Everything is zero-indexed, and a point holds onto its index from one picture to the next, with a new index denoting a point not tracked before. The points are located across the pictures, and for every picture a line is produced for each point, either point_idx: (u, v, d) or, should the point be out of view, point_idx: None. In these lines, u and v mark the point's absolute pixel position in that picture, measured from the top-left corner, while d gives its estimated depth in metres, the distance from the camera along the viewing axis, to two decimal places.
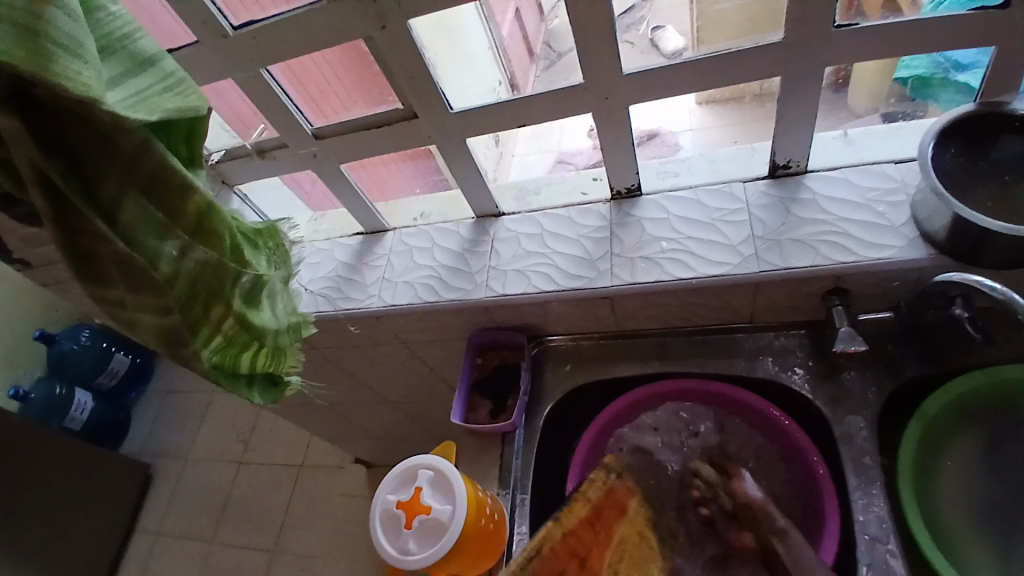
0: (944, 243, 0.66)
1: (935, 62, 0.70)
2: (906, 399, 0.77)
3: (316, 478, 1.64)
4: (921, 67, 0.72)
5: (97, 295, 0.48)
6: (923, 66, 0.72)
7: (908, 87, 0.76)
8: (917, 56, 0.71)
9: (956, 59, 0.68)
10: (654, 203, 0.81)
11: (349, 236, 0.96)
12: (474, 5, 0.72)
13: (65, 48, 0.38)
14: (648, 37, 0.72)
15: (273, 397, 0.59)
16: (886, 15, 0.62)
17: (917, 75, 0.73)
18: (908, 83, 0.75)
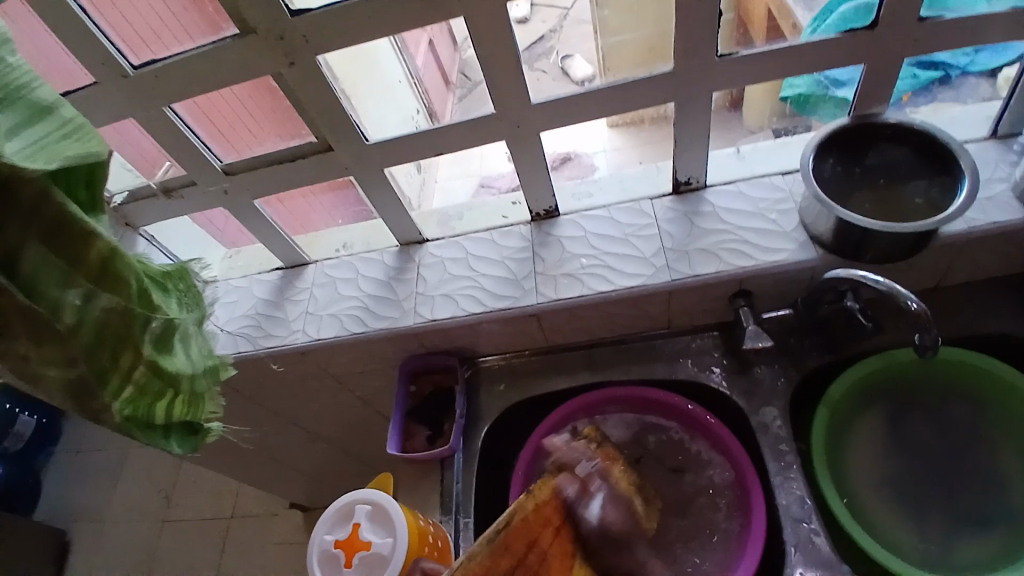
0: (830, 242, 0.73)
1: (815, 80, 0.77)
2: (812, 387, 0.84)
3: (248, 528, 1.56)
4: (802, 86, 0.78)
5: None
6: (805, 85, 0.78)
7: (790, 105, 0.82)
8: (799, 76, 0.77)
9: (834, 76, 0.76)
10: (572, 222, 0.85)
11: (268, 271, 0.94)
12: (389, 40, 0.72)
13: None
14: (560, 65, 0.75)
15: (192, 445, 0.57)
16: (771, 41, 0.69)
17: (799, 93, 0.79)
18: (790, 101, 0.81)
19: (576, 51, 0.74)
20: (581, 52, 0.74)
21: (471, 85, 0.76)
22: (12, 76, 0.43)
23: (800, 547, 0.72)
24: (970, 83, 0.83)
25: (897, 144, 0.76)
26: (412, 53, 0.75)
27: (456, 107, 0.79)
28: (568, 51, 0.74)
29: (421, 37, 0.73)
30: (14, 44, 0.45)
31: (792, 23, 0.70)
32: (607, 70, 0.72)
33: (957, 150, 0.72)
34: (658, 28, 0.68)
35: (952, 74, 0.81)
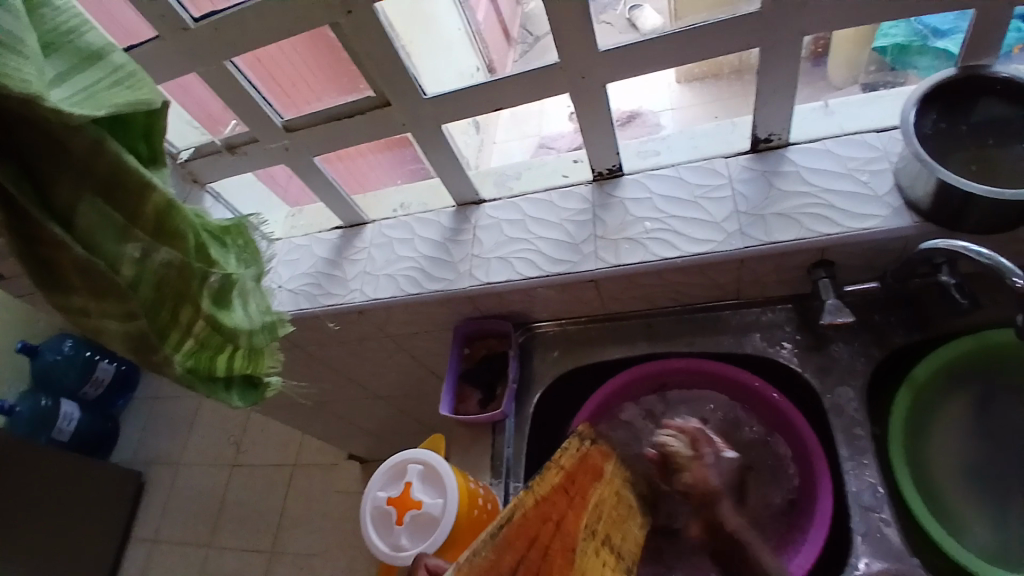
0: (927, 210, 0.66)
1: (913, 29, 0.72)
2: (895, 367, 0.77)
3: (311, 476, 1.63)
4: (899, 35, 0.73)
5: (62, 305, 0.46)
6: (902, 35, 0.73)
7: (887, 56, 0.77)
8: (894, 25, 0.72)
9: (935, 25, 0.70)
10: (636, 183, 0.80)
11: (327, 230, 0.95)
12: None
13: (4, 45, 0.37)
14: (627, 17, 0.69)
15: (254, 399, 0.58)
16: None
17: (896, 43, 0.75)
18: (887, 51, 0.76)
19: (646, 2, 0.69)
20: (651, 1, 0.69)
21: (534, 39, 0.74)
22: (62, 23, 0.43)
23: (870, 538, 0.67)
24: None
25: (1005, 101, 0.66)
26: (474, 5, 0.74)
27: (517, 62, 0.73)
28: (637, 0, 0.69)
29: None
30: None
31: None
32: (678, 17, 0.66)
33: None
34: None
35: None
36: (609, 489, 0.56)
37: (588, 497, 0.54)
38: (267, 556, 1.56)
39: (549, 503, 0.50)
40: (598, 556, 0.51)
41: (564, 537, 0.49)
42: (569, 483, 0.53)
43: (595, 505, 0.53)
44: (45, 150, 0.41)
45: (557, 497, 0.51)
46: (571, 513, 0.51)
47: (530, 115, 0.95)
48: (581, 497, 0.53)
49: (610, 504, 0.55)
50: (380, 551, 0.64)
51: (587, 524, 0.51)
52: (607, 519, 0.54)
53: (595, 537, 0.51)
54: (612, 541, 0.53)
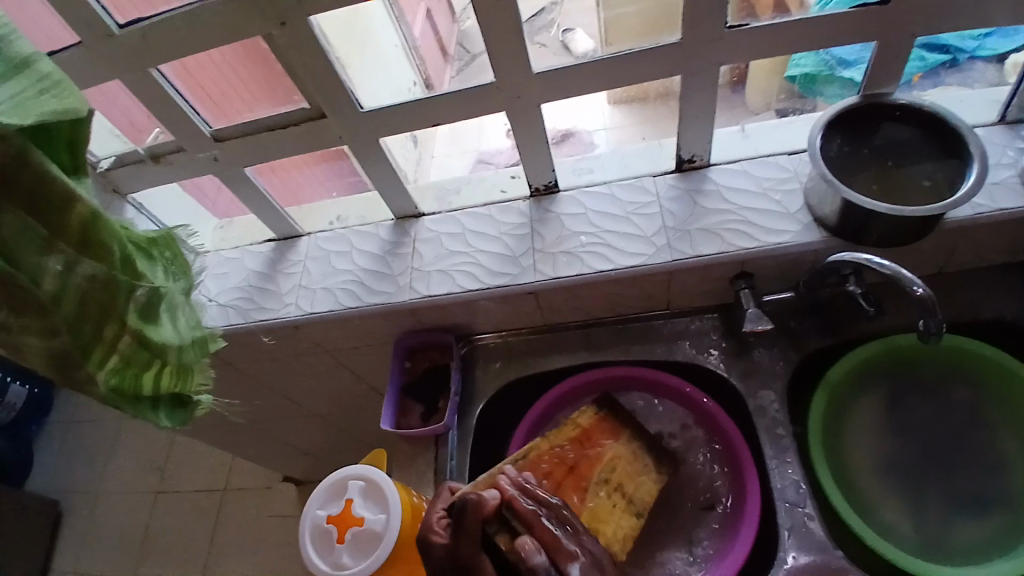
0: (834, 225, 0.72)
1: (821, 60, 0.75)
2: (811, 371, 0.83)
3: (243, 501, 1.56)
4: (808, 65, 0.76)
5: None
6: (812, 65, 0.76)
7: (796, 85, 0.80)
8: (805, 55, 0.75)
9: (842, 56, 0.74)
10: (571, 198, 0.83)
11: (260, 243, 0.92)
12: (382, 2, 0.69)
13: None
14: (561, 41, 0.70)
15: (182, 419, 0.55)
16: (775, 15, 0.67)
17: (805, 73, 0.77)
18: (796, 80, 0.78)
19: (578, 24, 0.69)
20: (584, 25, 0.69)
21: (469, 56, 0.73)
22: None
23: (795, 531, 0.71)
24: (980, 67, 0.81)
25: (904, 123, 0.74)
26: (409, 21, 0.73)
27: (453, 78, 0.74)
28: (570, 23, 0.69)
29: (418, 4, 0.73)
30: None
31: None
32: (609, 44, 0.69)
33: (965, 134, 0.70)
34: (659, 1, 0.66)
35: (960, 58, 0.81)
36: (623, 449, 0.76)
37: (603, 453, 0.75)
38: None
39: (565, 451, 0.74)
40: (608, 498, 0.72)
41: (577, 479, 0.72)
42: (587, 440, 0.75)
43: (601, 468, 0.73)
44: None
45: (566, 447, 0.74)
46: (586, 463, 0.73)
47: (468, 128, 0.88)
48: (595, 452, 0.75)
49: (626, 460, 0.75)
50: (320, 571, 0.63)
51: (601, 472, 0.73)
52: (620, 471, 0.74)
53: (607, 485, 0.73)
54: (623, 489, 0.73)
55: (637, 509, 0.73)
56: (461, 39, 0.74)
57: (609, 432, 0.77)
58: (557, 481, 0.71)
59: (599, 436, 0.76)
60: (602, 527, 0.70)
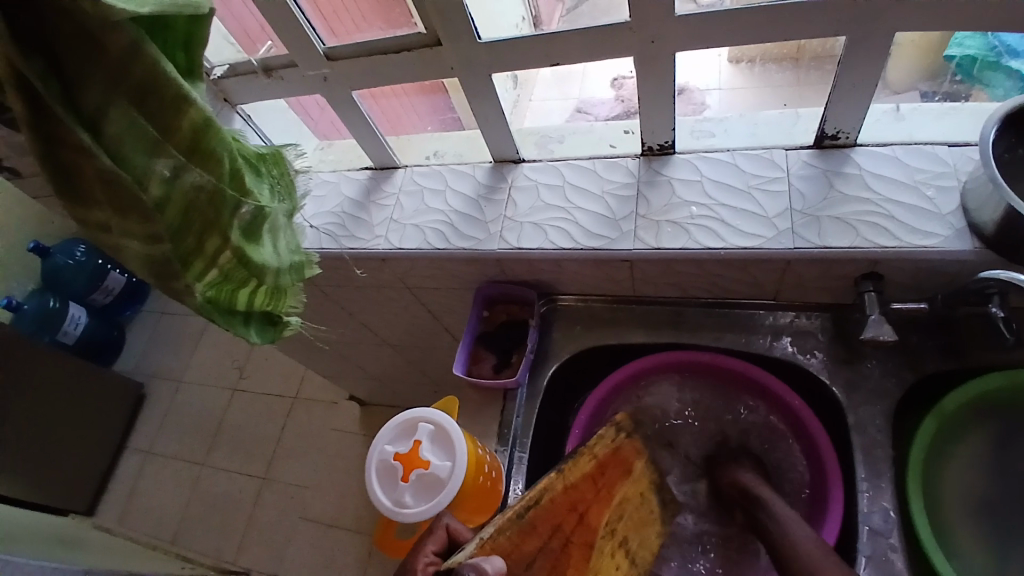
0: (992, 237, 0.62)
1: (988, 44, 0.65)
2: (925, 392, 0.74)
3: (308, 411, 1.65)
4: (972, 47, 0.66)
5: (79, 217, 0.43)
6: (975, 47, 0.65)
7: (956, 67, 0.69)
8: (972, 35, 0.64)
9: (1012, 43, 0.64)
10: (687, 164, 0.76)
11: (357, 170, 0.91)
12: None
13: None
14: None
15: (271, 336, 0.56)
16: None
17: (968, 56, 0.67)
18: (959, 62, 0.68)
19: None
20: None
21: None
22: None
23: (875, 560, 0.66)
24: None
25: None
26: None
27: (565, 16, 0.66)
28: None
29: None
30: None
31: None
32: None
33: None
34: None
35: None
36: (634, 486, 0.66)
37: (614, 493, 0.65)
38: (258, 482, 1.58)
39: (575, 494, 0.64)
40: (612, 556, 0.62)
41: (584, 530, 0.63)
42: (598, 475, 0.65)
43: (608, 517, 0.64)
44: (77, 49, 0.37)
45: (582, 485, 0.64)
46: (594, 507, 0.64)
47: (571, 75, 0.80)
48: (606, 490, 0.65)
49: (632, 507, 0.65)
50: (381, 504, 0.63)
51: (606, 523, 0.63)
52: (630, 518, 0.64)
53: (613, 536, 0.63)
54: (628, 541, 0.64)
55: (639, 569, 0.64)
56: None
57: (625, 463, 0.67)
58: (587, 501, 0.64)
59: (615, 469, 0.66)
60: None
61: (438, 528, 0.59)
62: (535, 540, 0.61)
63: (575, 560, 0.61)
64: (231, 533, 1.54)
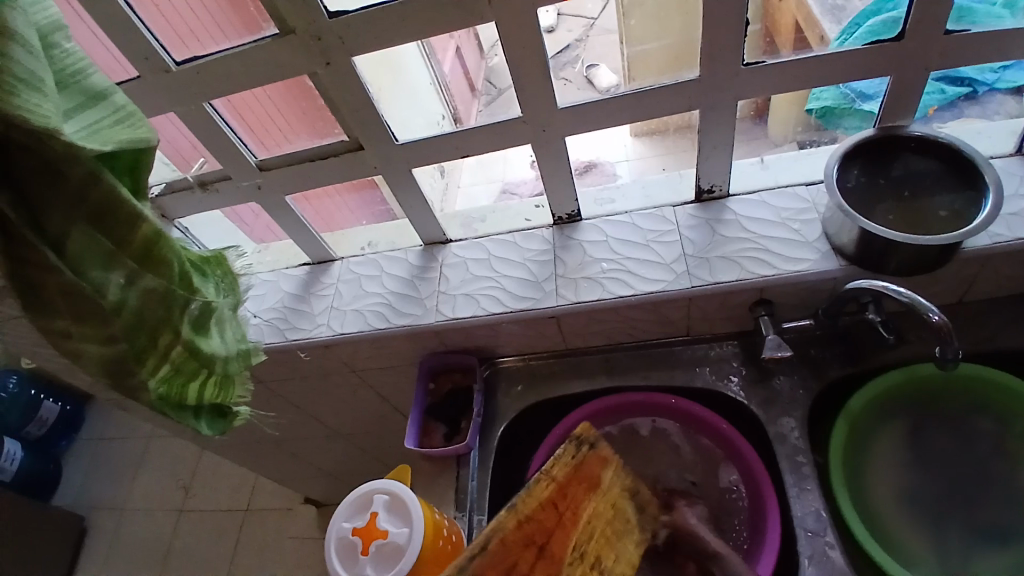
0: (852, 254, 0.73)
1: (842, 93, 0.77)
2: (833, 399, 0.83)
3: (264, 521, 1.60)
4: (829, 98, 0.78)
5: (42, 326, 0.47)
6: (831, 98, 0.78)
7: (816, 117, 0.81)
8: (826, 89, 0.77)
9: (861, 89, 0.76)
10: (594, 227, 0.86)
11: (295, 267, 0.97)
12: (417, 46, 0.74)
13: (25, 82, 0.38)
14: (584, 75, 0.75)
15: (221, 427, 0.59)
16: (797, 51, 0.70)
17: (825, 106, 0.79)
18: (815, 112, 0.81)
19: (601, 61, 0.74)
20: (606, 61, 0.74)
21: (497, 91, 0.79)
22: (65, 60, 0.44)
23: (816, 559, 0.70)
24: (998, 99, 0.81)
25: (921, 155, 0.75)
26: (440, 58, 0.77)
27: (481, 112, 0.80)
28: (593, 60, 0.74)
29: (448, 43, 0.76)
30: (67, 30, 0.45)
31: (819, 35, 0.70)
32: (631, 78, 0.73)
33: (981, 165, 0.71)
34: (680, 40, 0.70)
35: (979, 89, 0.80)
36: (603, 500, 0.61)
37: (580, 513, 0.59)
38: None
39: (535, 526, 0.55)
40: None
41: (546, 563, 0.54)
42: (560, 498, 0.58)
43: (578, 539, 0.57)
44: (43, 180, 0.41)
45: (542, 514, 0.56)
46: (557, 535, 0.56)
47: (494, 161, 0.91)
48: (570, 513, 0.58)
49: (604, 517, 0.60)
50: None
51: (575, 547, 0.56)
52: (598, 538, 0.59)
53: (583, 560, 0.56)
54: (601, 561, 0.58)
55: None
56: (488, 76, 0.80)
57: (589, 479, 0.61)
58: (547, 531, 0.56)
59: (578, 485, 0.60)
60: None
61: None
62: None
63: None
64: None
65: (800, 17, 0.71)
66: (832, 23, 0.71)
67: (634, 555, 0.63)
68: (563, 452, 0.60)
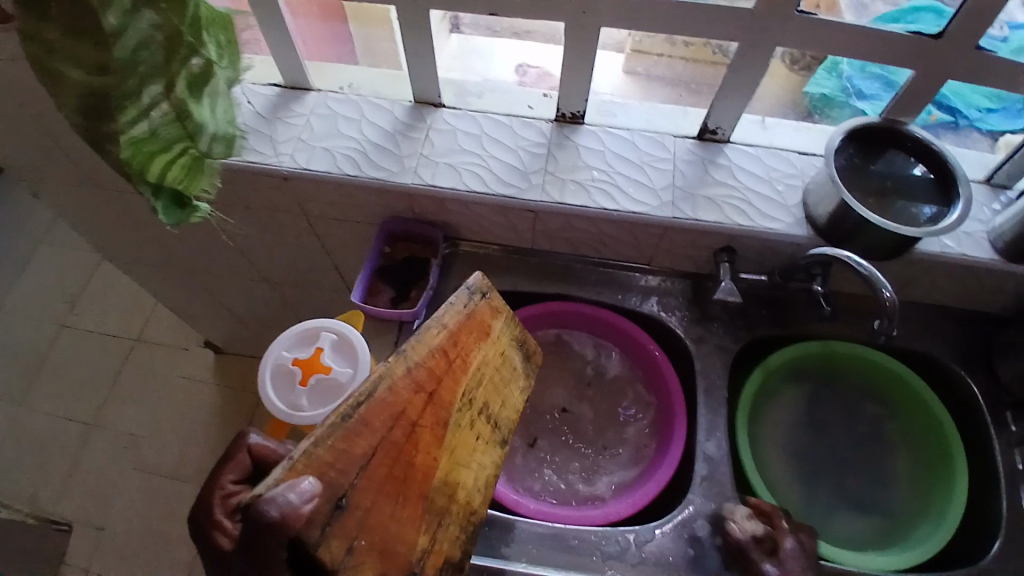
0: (823, 226, 0.77)
1: (841, 85, 0.84)
2: (756, 354, 0.89)
3: (156, 354, 1.53)
4: (828, 87, 0.85)
5: (27, 31, 0.44)
6: (831, 87, 0.85)
7: (811, 103, 0.87)
8: (826, 77, 0.84)
9: (862, 88, 0.83)
10: (593, 134, 0.84)
11: (264, 85, 0.88)
12: None
13: None
14: None
15: (178, 220, 0.57)
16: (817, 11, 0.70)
17: (823, 94, 0.86)
18: (814, 99, 0.87)
19: None
20: None
21: None
22: None
23: (708, 481, 0.78)
24: (975, 137, 0.88)
25: (910, 156, 0.79)
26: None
27: None
28: None
29: None
30: None
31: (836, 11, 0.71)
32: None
33: (960, 180, 0.74)
34: None
35: (960, 122, 0.87)
36: (493, 348, 0.60)
37: (471, 360, 0.57)
38: (86, 427, 1.44)
39: (425, 374, 0.53)
40: (471, 425, 0.56)
41: (435, 410, 0.53)
42: (450, 346, 0.56)
43: (466, 385, 0.56)
44: None
45: (431, 361, 0.54)
46: (448, 384, 0.54)
47: (479, 50, 0.91)
48: (460, 361, 0.56)
49: (493, 365, 0.60)
50: (275, 407, 0.65)
51: (465, 394, 0.56)
52: (487, 385, 0.58)
53: (472, 406, 0.56)
54: (489, 408, 0.58)
55: (501, 436, 0.60)
56: None
57: (480, 327, 0.59)
58: (437, 380, 0.54)
59: (470, 334, 0.58)
60: (461, 473, 0.55)
61: (240, 455, 0.65)
62: (370, 439, 0.48)
63: (424, 446, 0.51)
64: (49, 479, 1.39)
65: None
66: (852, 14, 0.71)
67: (520, 401, 0.63)
68: (454, 302, 0.58)
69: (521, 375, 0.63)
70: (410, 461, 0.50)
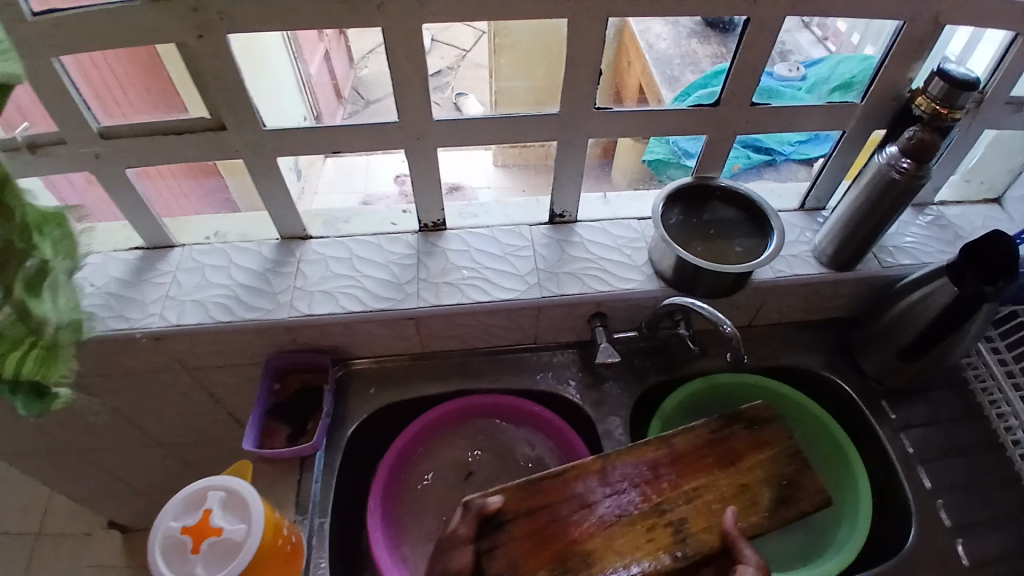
0: (670, 277, 0.86)
1: (670, 149, 0.92)
2: (651, 402, 0.96)
3: (54, 551, 1.38)
4: (660, 152, 0.93)
5: None
6: (662, 152, 0.93)
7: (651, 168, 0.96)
8: (657, 144, 0.91)
9: (686, 148, 0.91)
10: (457, 237, 0.91)
11: (125, 250, 0.88)
12: (280, 38, 0.73)
13: None
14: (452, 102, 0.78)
15: (39, 409, 0.58)
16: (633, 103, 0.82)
17: (659, 158, 0.94)
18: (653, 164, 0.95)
19: (470, 90, 0.79)
20: (476, 92, 0.79)
21: (364, 103, 0.78)
22: None
23: None
24: (792, 167, 1.00)
25: (725, 203, 0.91)
26: (307, 58, 0.76)
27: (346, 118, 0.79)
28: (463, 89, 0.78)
29: (318, 44, 0.75)
30: None
31: (658, 97, 0.81)
32: (497, 105, 0.80)
33: (768, 214, 0.87)
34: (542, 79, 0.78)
35: (777, 158, 0.99)
36: (741, 473, 0.76)
37: (702, 477, 0.75)
38: None
39: (667, 469, 0.76)
40: (654, 528, 0.71)
41: (650, 497, 0.73)
42: (692, 458, 0.77)
43: (687, 489, 0.74)
44: None
45: (664, 465, 0.76)
46: (670, 484, 0.74)
47: (356, 171, 0.91)
48: (695, 468, 0.76)
49: (725, 489, 0.75)
50: None
51: (678, 497, 0.73)
52: (697, 504, 0.73)
53: (675, 514, 0.72)
54: (688, 522, 0.71)
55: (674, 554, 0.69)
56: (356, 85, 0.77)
57: (751, 447, 0.78)
58: (671, 482, 0.75)
59: (713, 454, 0.77)
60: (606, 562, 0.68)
61: None
62: (536, 501, 0.72)
63: (553, 537, 0.69)
64: None
65: (644, 80, 0.81)
66: (669, 91, 0.81)
67: (714, 533, 0.71)
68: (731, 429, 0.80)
69: (711, 510, 0.72)
70: (555, 539, 0.69)
